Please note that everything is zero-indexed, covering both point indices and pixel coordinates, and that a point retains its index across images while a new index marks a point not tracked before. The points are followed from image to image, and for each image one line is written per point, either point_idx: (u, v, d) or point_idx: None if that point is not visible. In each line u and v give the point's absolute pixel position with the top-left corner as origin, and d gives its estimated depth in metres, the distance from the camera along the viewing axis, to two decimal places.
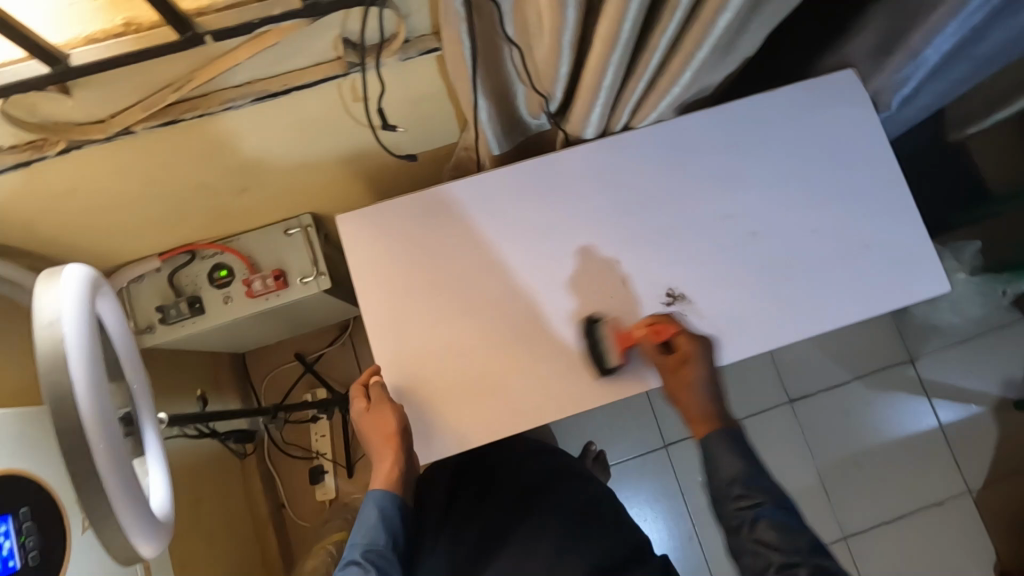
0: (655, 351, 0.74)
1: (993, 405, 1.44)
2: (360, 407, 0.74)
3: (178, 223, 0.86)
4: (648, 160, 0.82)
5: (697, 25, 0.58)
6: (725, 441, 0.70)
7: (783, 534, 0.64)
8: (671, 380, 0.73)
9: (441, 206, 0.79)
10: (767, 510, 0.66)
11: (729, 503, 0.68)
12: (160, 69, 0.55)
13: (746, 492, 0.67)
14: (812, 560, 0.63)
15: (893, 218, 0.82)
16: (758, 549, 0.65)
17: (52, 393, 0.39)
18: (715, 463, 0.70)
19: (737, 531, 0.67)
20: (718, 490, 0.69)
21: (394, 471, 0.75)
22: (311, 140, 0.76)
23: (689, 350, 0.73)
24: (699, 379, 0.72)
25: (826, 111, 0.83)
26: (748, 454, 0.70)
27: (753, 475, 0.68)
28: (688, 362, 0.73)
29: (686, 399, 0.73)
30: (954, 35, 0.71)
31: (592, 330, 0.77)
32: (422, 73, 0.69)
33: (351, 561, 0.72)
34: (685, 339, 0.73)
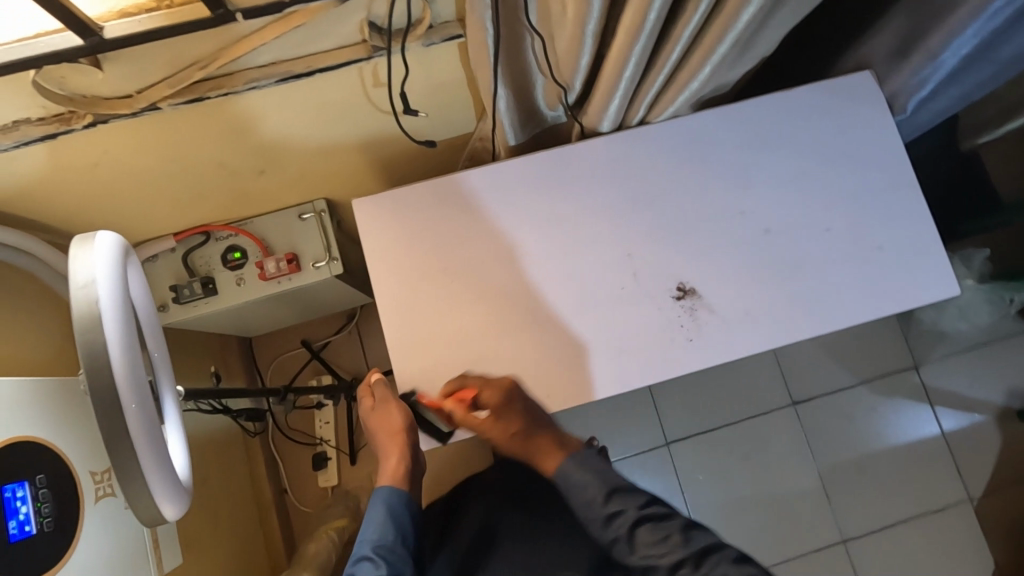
0: (467, 415, 0.73)
1: (997, 415, 1.45)
2: (367, 405, 0.80)
3: (196, 203, 0.87)
4: (664, 154, 0.82)
5: (721, 18, 0.58)
6: (576, 461, 0.76)
7: (656, 532, 0.71)
8: (496, 432, 0.74)
9: (454, 194, 0.80)
10: (635, 513, 0.72)
11: (602, 523, 0.73)
12: (189, 46, 0.56)
13: (612, 507, 0.73)
14: (691, 547, 0.69)
15: (906, 220, 0.82)
16: (641, 555, 0.70)
17: (87, 351, 0.39)
18: (575, 489, 0.75)
19: (621, 550, 0.72)
20: (588, 519, 0.74)
21: (402, 466, 0.78)
22: (330, 124, 0.77)
23: (493, 408, 0.72)
24: (513, 422, 0.74)
25: (843, 111, 0.84)
26: (599, 469, 0.76)
27: (609, 488, 0.74)
28: (499, 414, 0.73)
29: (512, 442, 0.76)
30: (972, 39, 0.72)
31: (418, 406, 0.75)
32: (443, 60, 0.70)
33: (362, 557, 0.73)
34: (486, 393, 0.72)
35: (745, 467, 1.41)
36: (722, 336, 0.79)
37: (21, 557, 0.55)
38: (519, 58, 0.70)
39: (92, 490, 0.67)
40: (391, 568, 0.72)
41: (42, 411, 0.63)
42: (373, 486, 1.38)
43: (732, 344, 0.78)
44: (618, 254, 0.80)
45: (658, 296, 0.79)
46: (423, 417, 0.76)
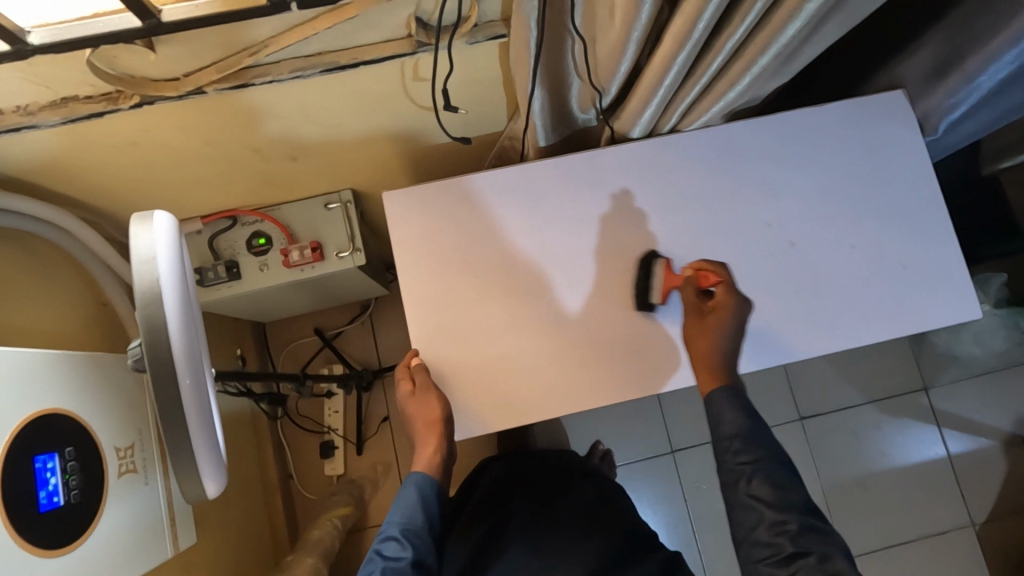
0: (695, 296, 0.75)
1: (1004, 441, 1.44)
2: (405, 390, 0.75)
3: (226, 186, 0.88)
4: (695, 162, 0.82)
5: (766, 31, 0.58)
6: (729, 399, 0.69)
7: (776, 492, 0.63)
8: (698, 327, 0.74)
9: (482, 194, 0.81)
10: (764, 468, 0.64)
11: (729, 457, 0.67)
12: (239, 33, 0.56)
13: (745, 449, 0.66)
14: (803, 517, 0.62)
15: (931, 242, 0.82)
16: (750, 503, 0.64)
17: (148, 324, 0.40)
18: (718, 418, 0.69)
19: (733, 484, 0.66)
20: (717, 444, 0.68)
21: (438, 454, 0.76)
22: (364, 114, 0.77)
23: (726, 303, 0.72)
24: (720, 330, 0.72)
25: (873, 128, 0.84)
26: (751, 412, 0.68)
27: (755, 431, 0.67)
28: (716, 312, 0.73)
29: (702, 347, 0.73)
30: (1011, 63, 0.72)
31: (644, 265, 0.79)
32: (483, 57, 0.70)
33: (388, 536, 0.71)
34: (725, 290, 0.73)
35: None
36: (743, 346, 0.79)
37: (49, 527, 0.57)
38: (559, 60, 0.70)
39: (116, 465, 0.68)
40: (415, 553, 0.70)
41: (73, 383, 0.64)
42: (378, 476, 1.39)
43: (753, 354, 0.79)
44: (643, 260, 0.81)
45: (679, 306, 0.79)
46: (645, 282, 0.79)
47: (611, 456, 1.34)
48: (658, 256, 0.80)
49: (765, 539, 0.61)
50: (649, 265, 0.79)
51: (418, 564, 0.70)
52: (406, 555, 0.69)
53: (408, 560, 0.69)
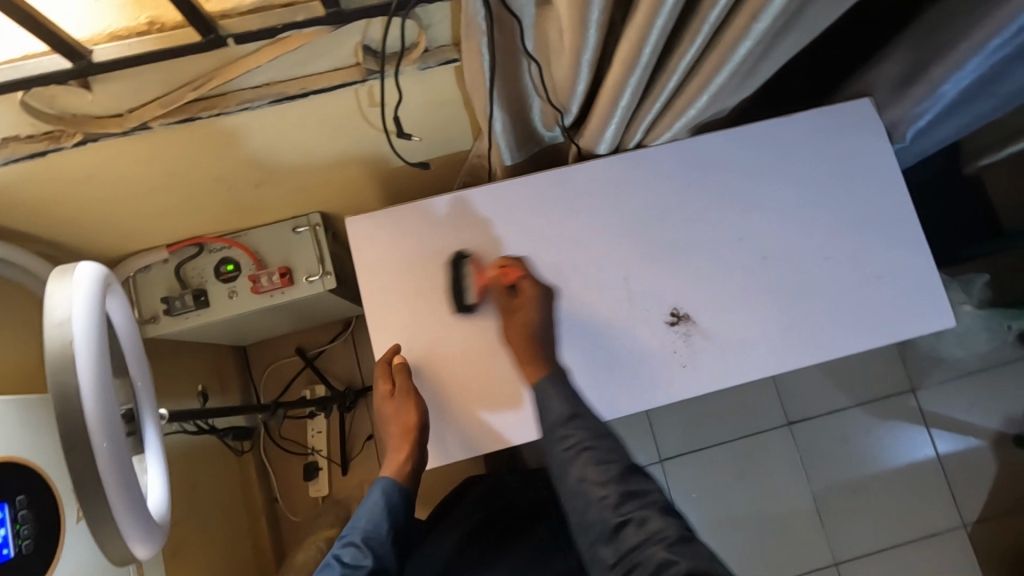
0: (502, 291, 0.75)
1: (993, 440, 1.44)
2: (384, 391, 0.75)
3: (190, 215, 0.87)
4: (663, 178, 0.81)
5: (718, 51, 0.56)
6: (555, 385, 0.71)
7: (600, 466, 0.66)
8: (511, 321, 0.74)
9: (449, 216, 0.79)
10: (592, 444, 0.68)
11: (558, 440, 0.69)
12: (181, 67, 0.55)
13: (574, 428, 0.68)
14: (623, 486, 0.65)
15: (904, 252, 0.82)
16: (580, 482, 0.66)
17: (60, 396, 0.42)
18: (543, 408, 0.70)
19: (563, 469, 0.68)
20: (546, 428, 0.70)
21: (409, 462, 0.74)
22: (323, 138, 0.76)
23: (529, 298, 0.74)
24: (535, 321, 0.73)
25: (843, 137, 0.83)
26: (574, 398, 0.70)
27: (576, 412, 0.69)
28: (528, 304, 0.74)
29: (518, 340, 0.73)
30: (972, 74, 0.70)
31: (459, 266, 0.78)
32: (438, 81, 0.69)
33: (349, 542, 0.69)
34: (530, 284, 0.75)
35: (740, 485, 1.41)
36: (716, 361, 0.78)
37: None
38: (516, 81, 0.69)
39: (73, 508, 0.66)
40: (376, 562, 0.68)
41: (23, 431, 0.62)
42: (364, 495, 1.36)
43: (727, 370, 0.78)
44: (611, 276, 0.79)
45: (648, 323, 0.78)
46: (460, 283, 0.78)
47: None
48: (467, 256, 0.79)
49: (596, 515, 0.64)
50: (461, 267, 0.78)
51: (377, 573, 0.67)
52: (366, 564, 0.67)
53: (368, 568, 0.67)
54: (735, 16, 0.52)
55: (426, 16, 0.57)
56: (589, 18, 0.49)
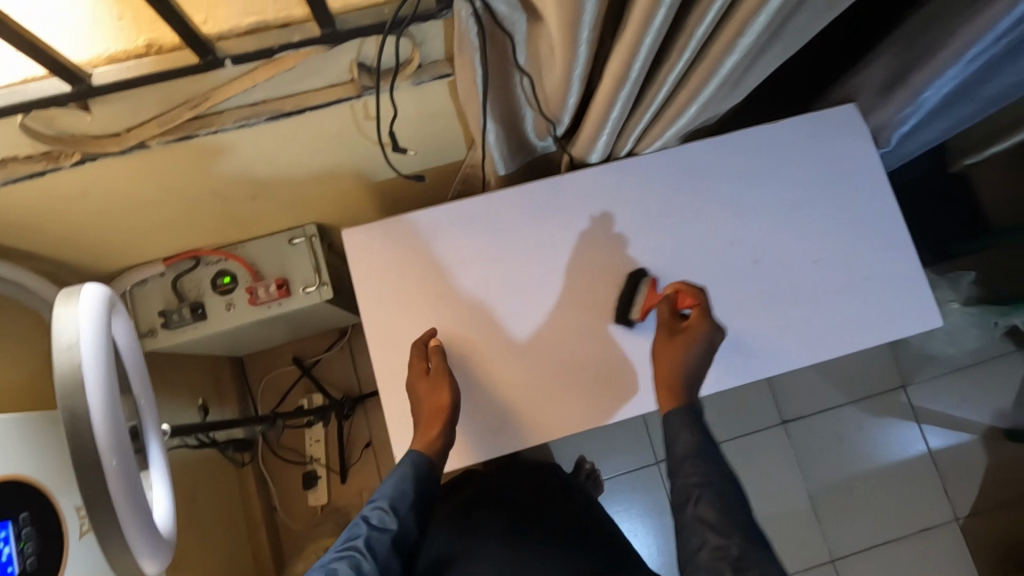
0: (669, 316, 0.75)
1: (984, 434, 1.46)
2: (417, 371, 0.74)
3: (186, 228, 0.87)
4: (655, 186, 0.83)
5: (706, 64, 0.58)
6: (686, 419, 0.70)
7: (722, 514, 0.61)
8: (669, 347, 0.74)
9: (446, 226, 0.80)
10: (713, 489, 0.63)
11: (681, 477, 0.65)
12: (179, 87, 0.56)
13: (695, 468, 0.65)
14: (744, 538, 0.60)
15: (890, 255, 0.83)
16: (697, 525, 0.62)
17: (71, 418, 0.43)
18: (671, 440, 0.69)
19: (681, 506, 0.64)
20: (672, 463, 0.67)
21: (440, 440, 0.72)
22: (317, 151, 0.77)
23: (697, 325, 0.73)
24: (690, 354, 0.72)
25: (830, 143, 0.85)
26: (703, 434, 0.69)
27: (706, 454, 0.66)
28: (690, 336, 0.73)
29: (668, 366, 0.73)
30: (953, 79, 0.72)
31: (633, 280, 0.80)
32: (432, 94, 0.70)
33: (375, 504, 0.68)
34: (700, 316, 0.74)
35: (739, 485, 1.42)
36: None
37: None
38: (509, 93, 0.70)
39: (76, 525, 0.67)
40: (400, 530, 0.67)
41: (25, 448, 0.62)
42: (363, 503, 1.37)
43: (718, 372, 0.80)
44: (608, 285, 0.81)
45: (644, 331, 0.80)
46: (627, 298, 0.79)
47: (596, 476, 1.34)
48: (644, 275, 0.80)
49: (707, 563, 0.59)
50: (637, 281, 0.80)
51: (398, 542, 0.66)
52: (391, 530, 0.66)
53: (392, 534, 0.66)
54: (721, 32, 0.53)
55: (420, 33, 0.58)
56: (581, 37, 0.51)
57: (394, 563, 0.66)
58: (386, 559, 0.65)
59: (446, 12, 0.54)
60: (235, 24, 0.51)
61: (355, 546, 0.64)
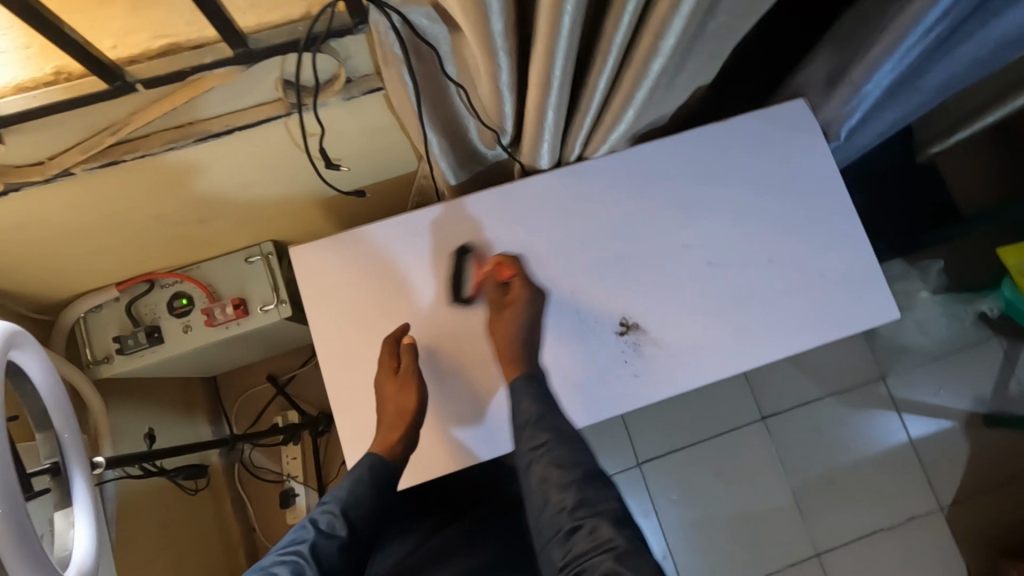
0: (493, 288, 0.77)
1: (964, 421, 1.46)
2: (387, 371, 0.75)
3: (136, 252, 0.86)
4: (607, 190, 0.82)
5: (632, 69, 0.57)
6: (528, 386, 0.73)
7: (562, 469, 0.69)
8: (498, 316, 0.76)
9: (399, 240, 0.79)
10: (553, 448, 0.70)
11: (524, 440, 0.71)
12: (98, 113, 0.55)
13: (537, 431, 0.71)
14: (581, 490, 0.68)
15: (845, 250, 0.83)
16: (542, 483, 0.70)
17: None
18: (515, 405, 0.73)
19: (528, 465, 0.72)
20: (516, 426, 0.73)
21: (400, 443, 0.73)
22: (260, 170, 0.76)
23: (519, 295, 0.76)
24: (520, 320, 0.75)
25: (781, 139, 0.84)
26: (545, 398, 0.73)
27: (550, 418, 0.72)
28: (516, 303, 0.76)
29: (502, 336, 0.75)
30: (891, 72, 0.72)
31: (459, 257, 0.79)
32: (369, 108, 0.69)
33: (327, 509, 0.71)
34: (522, 285, 0.77)
35: (723, 485, 1.42)
36: (667, 368, 0.79)
37: None
38: (446, 104, 0.69)
39: None
40: (349, 535, 0.70)
41: None
42: None
43: (677, 375, 0.79)
44: (561, 291, 0.80)
45: (601, 333, 0.79)
46: (456, 275, 0.79)
47: None
48: (467, 251, 0.80)
49: (552, 516, 0.67)
50: (461, 258, 0.79)
51: (347, 547, 0.69)
52: (339, 534, 0.69)
53: (340, 539, 0.69)
54: (641, 36, 0.53)
55: (342, 49, 0.58)
56: (497, 47, 0.50)
57: (340, 567, 0.68)
58: (331, 561, 0.67)
59: (362, 26, 0.54)
60: (145, 47, 0.50)
61: (301, 547, 0.67)
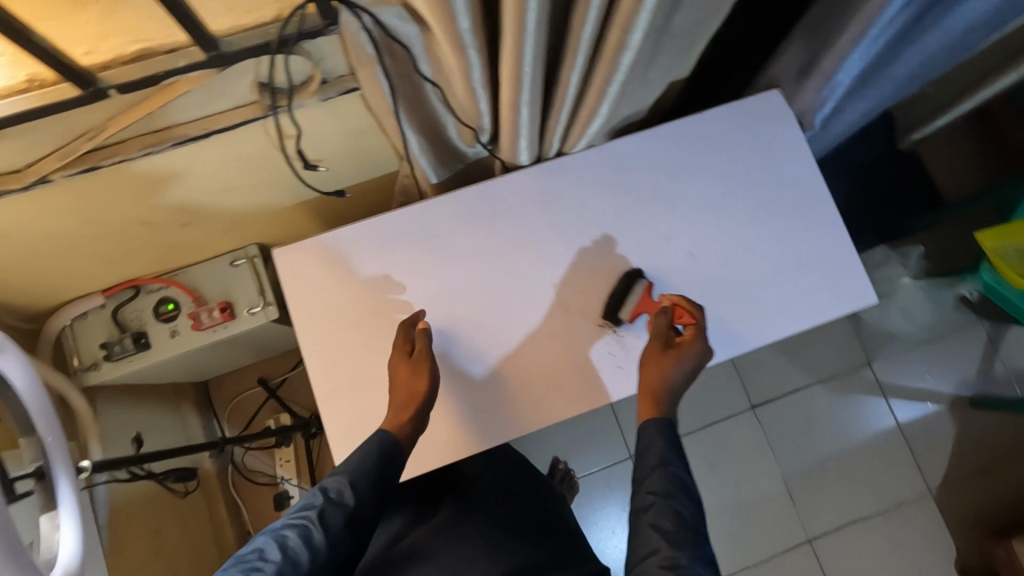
0: (666, 327, 0.75)
1: (950, 404, 1.48)
2: (401, 353, 0.75)
3: (120, 259, 0.86)
4: (587, 183, 0.83)
5: (603, 63, 0.58)
6: (660, 429, 0.69)
7: (676, 523, 0.63)
8: (659, 355, 0.74)
9: (386, 237, 0.80)
10: (673, 500, 0.64)
11: (644, 484, 0.66)
12: (73, 119, 0.55)
13: (662, 478, 0.65)
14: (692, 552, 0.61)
15: (821, 238, 0.84)
16: (649, 532, 0.63)
17: None
18: (641, 442, 0.69)
19: (638, 512, 0.65)
20: (640, 466, 0.68)
21: (411, 424, 0.71)
22: (242, 173, 0.76)
23: (691, 344, 0.74)
24: (678, 369, 0.73)
25: (755, 130, 0.86)
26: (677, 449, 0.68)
27: (672, 465, 0.67)
28: (681, 351, 0.74)
29: (653, 375, 0.73)
30: (861, 61, 0.73)
31: (628, 282, 0.79)
32: (348, 109, 0.70)
33: (335, 476, 0.66)
34: (694, 336, 0.74)
35: (715, 474, 1.43)
36: None
37: None
38: (424, 103, 0.70)
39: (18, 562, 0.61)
40: (357, 506, 0.65)
41: None
42: None
43: None
44: (540, 285, 0.81)
45: (586, 322, 0.80)
46: (621, 297, 0.79)
47: (571, 478, 1.36)
48: (641, 279, 0.80)
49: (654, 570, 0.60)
50: (633, 284, 0.79)
51: (353, 517, 0.65)
52: (347, 503, 0.65)
53: (348, 510, 0.64)
54: (610, 31, 0.54)
55: (315, 50, 0.58)
56: (467, 44, 0.51)
57: (346, 539, 0.64)
58: (338, 535, 0.63)
59: (334, 28, 0.54)
60: (118, 53, 0.50)
61: (309, 516, 0.63)
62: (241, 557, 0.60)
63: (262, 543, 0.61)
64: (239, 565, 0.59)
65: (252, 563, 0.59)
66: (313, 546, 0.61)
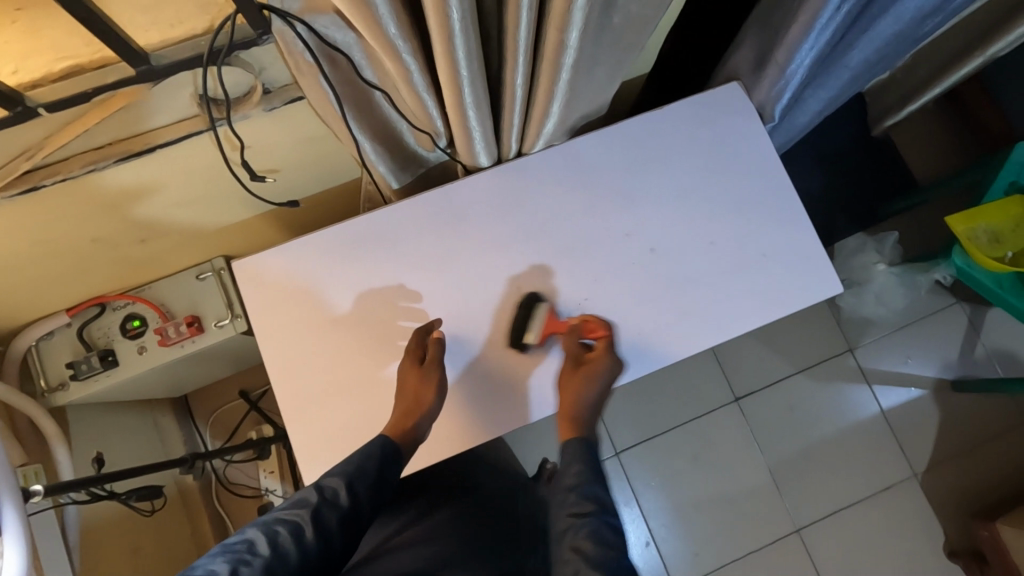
0: (576, 345, 0.78)
1: (933, 388, 1.48)
2: (414, 360, 0.75)
3: (81, 277, 0.86)
4: (548, 183, 0.83)
5: (545, 63, 0.58)
6: (581, 450, 0.73)
7: (598, 545, 0.65)
8: (573, 374, 0.76)
9: (354, 244, 0.80)
10: (592, 521, 0.67)
11: (565, 508, 0.69)
12: (8, 140, 0.55)
13: (581, 499, 0.69)
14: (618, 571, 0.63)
15: (784, 228, 0.84)
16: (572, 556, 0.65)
17: None
18: (564, 464, 0.73)
19: (562, 538, 0.67)
20: (560, 491, 0.71)
21: (413, 435, 0.72)
22: (196, 187, 0.76)
23: (602, 358, 0.76)
24: (596, 386, 0.75)
25: (714, 123, 0.85)
26: (593, 465, 0.72)
27: (592, 486, 0.70)
28: (594, 366, 0.76)
29: (571, 395, 0.75)
30: (813, 50, 0.73)
31: (529, 303, 0.79)
32: (298, 119, 0.70)
33: (331, 476, 0.67)
34: (604, 349, 0.77)
35: (701, 467, 1.44)
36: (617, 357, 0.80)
37: None
38: (374, 109, 0.69)
39: None
40: (350, 509, 0.66)
41: None
42: None
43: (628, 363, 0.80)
44: (507, 286, 0.80)
45: None
46: (528, 321, 0.78)
47: None
48: (540, 299, 0.79)
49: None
50: (535, 306, 0.79)
51: (346, 519, 0.65)
52: (341, 504, 0.66)
53: (342, 511, 0.65)
54: (546, 31, 0.54)
55: (254, 60, 0.58)
56: (400, 48, 0.51)
57: (336, 539, 0.64)
58: (329, 533, 0.64)
59: (267, 36, 0.54)
60: (47, 71, 0.49)
61: (302, 513, 0.63)
62: (227, 547, 0.59)
63: (253, 534, 0.60)
64: (225, 554, 0.58)
65: (240, 553, 0.58)
66: (303, 543, 0.61)
